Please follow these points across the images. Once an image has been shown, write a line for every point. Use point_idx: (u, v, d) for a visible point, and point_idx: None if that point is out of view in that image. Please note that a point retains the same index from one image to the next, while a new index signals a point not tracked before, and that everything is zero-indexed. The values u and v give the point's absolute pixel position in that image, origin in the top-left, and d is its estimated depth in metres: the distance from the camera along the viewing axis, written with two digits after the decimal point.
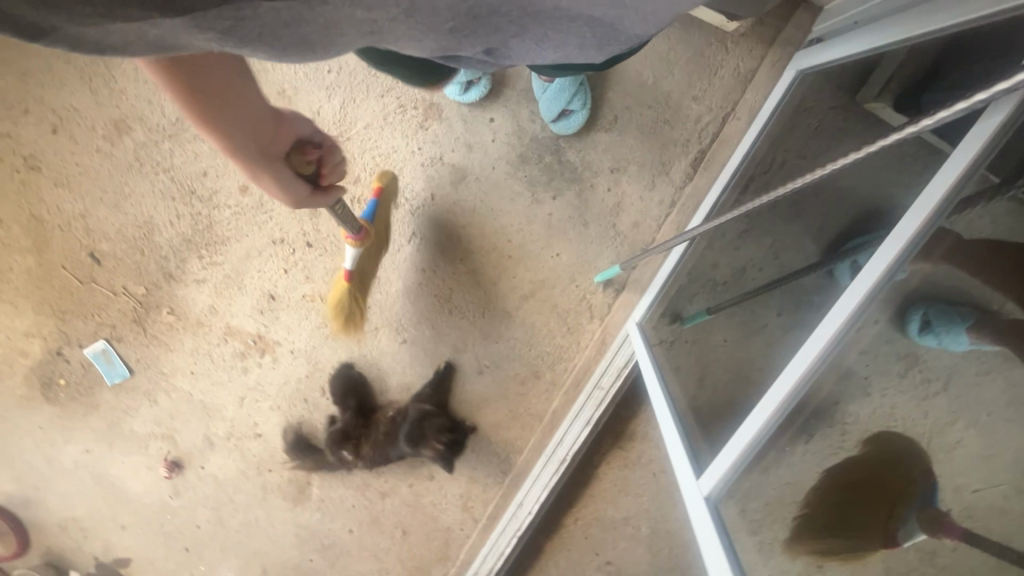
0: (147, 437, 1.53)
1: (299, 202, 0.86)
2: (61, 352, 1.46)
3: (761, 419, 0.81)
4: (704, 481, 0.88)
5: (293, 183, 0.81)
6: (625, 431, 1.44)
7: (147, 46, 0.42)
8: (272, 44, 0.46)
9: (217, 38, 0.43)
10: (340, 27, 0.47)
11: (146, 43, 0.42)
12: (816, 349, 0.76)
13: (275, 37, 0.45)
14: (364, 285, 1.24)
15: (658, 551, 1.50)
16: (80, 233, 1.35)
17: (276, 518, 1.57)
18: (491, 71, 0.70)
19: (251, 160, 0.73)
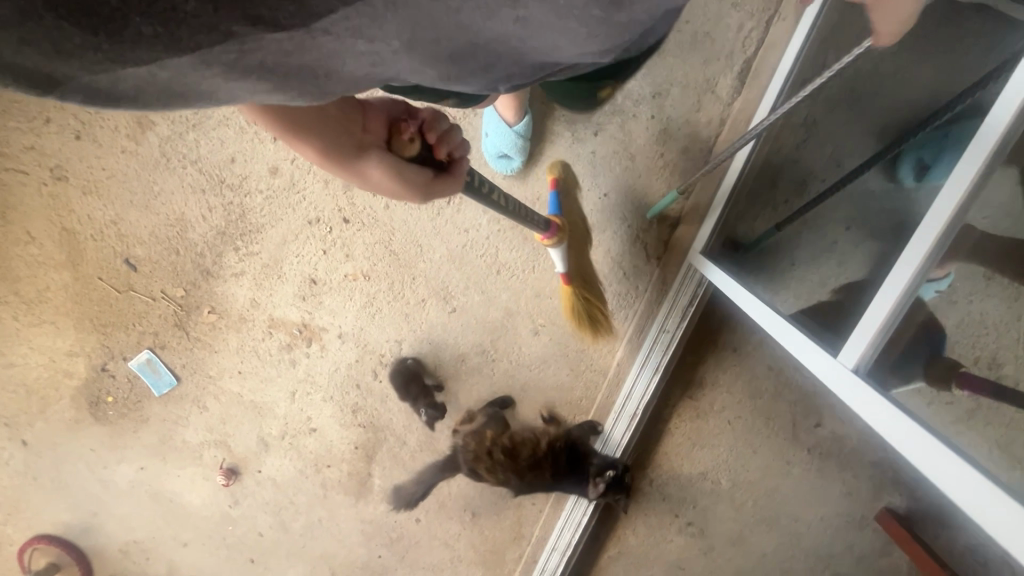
0: (200, 447, 1.49)
1: (428, 189, 0.72)
2: (106, 368, 1.43)
3: (893, 296, 0.69)
4: (846, 357, 0.73)
5: (405, 166, 0.69)
6: (694, 379, 1.37)
7: (149, 89, 0.41)
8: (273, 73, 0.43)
9: (220, 74, 0.41)
10: (339, 58, 0.44)
11: (151, 89, 0.41)
12: (950, 207, 0.64)
13: (277, 65, 0.42)
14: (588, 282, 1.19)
15: (742, 503, 1.45)
16: (113, 239, 1.32)
17: (339, 517, 1.51)
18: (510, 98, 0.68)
19: (348, 158, 0.67)
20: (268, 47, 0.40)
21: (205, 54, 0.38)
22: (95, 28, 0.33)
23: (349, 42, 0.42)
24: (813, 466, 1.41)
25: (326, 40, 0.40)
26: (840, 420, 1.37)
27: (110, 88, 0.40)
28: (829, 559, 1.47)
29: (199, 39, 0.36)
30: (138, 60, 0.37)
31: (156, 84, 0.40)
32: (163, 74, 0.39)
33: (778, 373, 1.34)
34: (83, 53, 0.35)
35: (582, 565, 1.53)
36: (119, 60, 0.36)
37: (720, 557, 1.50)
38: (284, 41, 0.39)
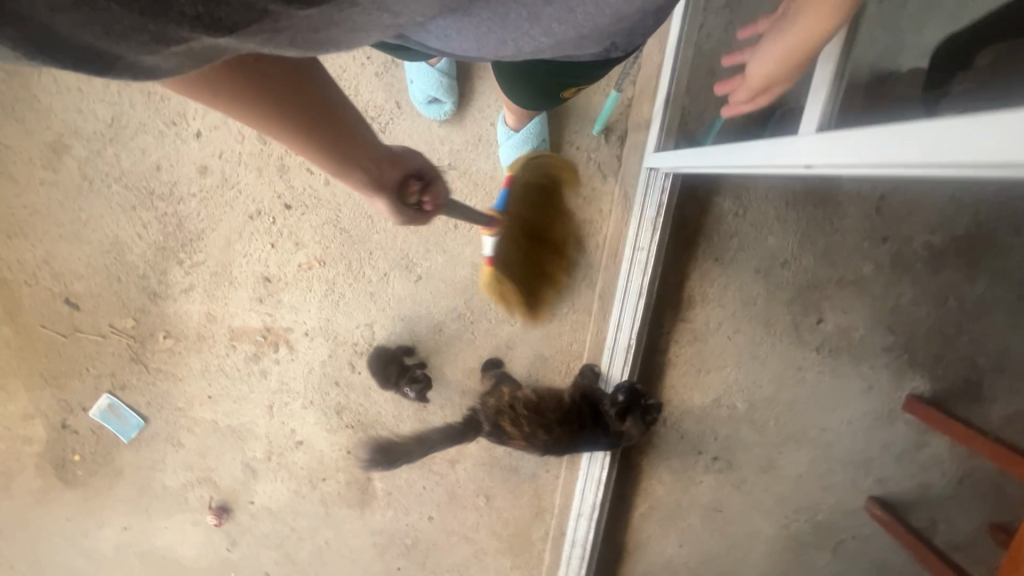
0: (183, 490, 1.36)
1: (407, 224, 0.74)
2: (67, 424, 1.32)
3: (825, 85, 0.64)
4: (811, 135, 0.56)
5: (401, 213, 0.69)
6: (683, 300, 1.30)
7: (185, 66, 0.33)
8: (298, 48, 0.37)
9: (258, 48, 0.34)
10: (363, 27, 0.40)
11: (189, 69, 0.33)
12: None
13: (302, 42, 0.36)
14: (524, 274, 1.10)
15: (764, 424, 1.37)
16: (48, 280, 1.24)
17: (347, 533, 1.39)
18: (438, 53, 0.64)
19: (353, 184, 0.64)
20: (299, 24, 0.33)
21: (243, 35, 0.31)
22: (136, 8, 0.27)
23: (376, 16, 0.38)
24: (826, 367, 1.34)
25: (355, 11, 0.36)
26: (840, 311, 1.31)
27: (145, 69, 0.31)
28: (867, 465, 1.38)
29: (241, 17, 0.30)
30: (180, 39, 0.30)
31: (193, 61, 0.32)
32: (202, 50, 0.32)
33: (766, 275, 1.29)
34: (125, 32, 0.28)
35: (616, 529, 1.43)
36: (161, 40, 0.29)
37: (756, 488, 1.41)
38: (315, 15, 0.33)
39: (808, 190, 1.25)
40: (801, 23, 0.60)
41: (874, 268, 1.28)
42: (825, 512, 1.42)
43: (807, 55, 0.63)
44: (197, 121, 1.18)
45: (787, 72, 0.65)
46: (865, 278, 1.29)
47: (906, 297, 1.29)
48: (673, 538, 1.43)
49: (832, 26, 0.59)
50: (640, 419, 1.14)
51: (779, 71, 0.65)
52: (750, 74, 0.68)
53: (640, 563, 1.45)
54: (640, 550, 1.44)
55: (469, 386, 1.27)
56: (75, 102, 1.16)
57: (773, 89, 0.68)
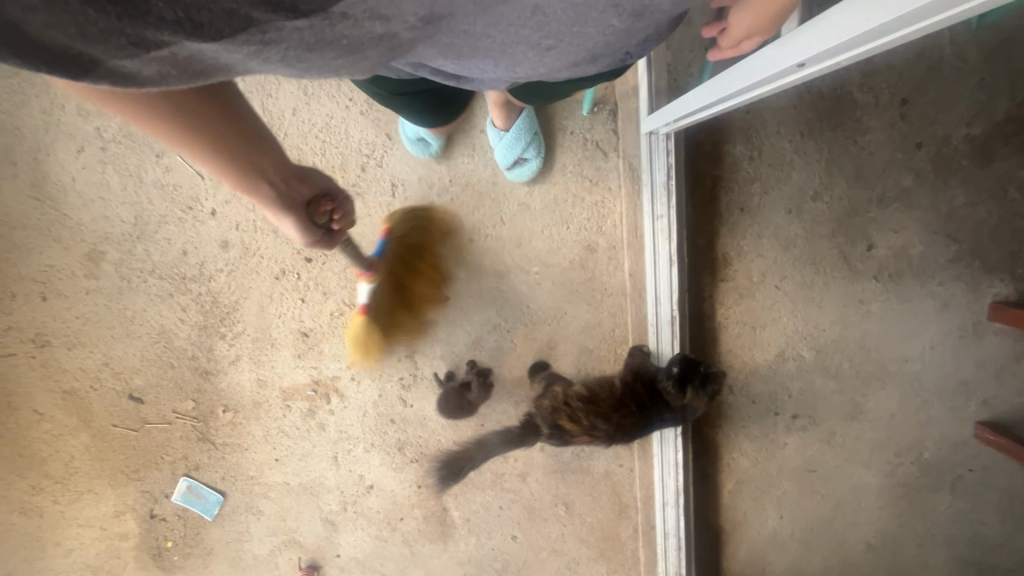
0: (272, 555, 1.39)
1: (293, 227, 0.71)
2: (155, 514, 1.38)
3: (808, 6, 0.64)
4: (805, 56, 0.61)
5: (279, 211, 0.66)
6: (718, 258, 1.24)
7: (168, 72, 0.36)
8: (296, 70, 0.39)
9: (247, 60, 0.36)
10: (361, 50, 0.39)
11: (177, 74, 0.36)
12: None
13: (298, 61, 0.37)
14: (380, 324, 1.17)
15: (837, 368, 1.28)
16: (111, 381, 1.32)
17: (436, 568, 1.37)
18: (451, 83, 0.60)
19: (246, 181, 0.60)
20: (290, 38, 0.35)
21: (227, 43, 0.34)
22: (114, 11, 0.30)
23: (369, 28, 0.37)
24: (891, 294, 1.25)
25: (346, 26, 0.36)
26: (890, 232, 1.22)
27: (132, 75, 0.35)
28: (965, 389, 1.28)
29: (220, 23, 0.32)
30: (158, 42, 0.33)
31: (177, 68, 0.36)
32: (184, 53, 0.34)
33: (800, 213, 1.22)
34: (101, 37, 0.31)
35: (708, 513, 1.35)
36: (139, 45, 0.32)
37: (847, 439, 1.32)
38: (306, 30, 0.34)
39: (823, 116, 1.19)
40: None
41: (915, 177, 1.20)
42: (931, 450, 1.31)
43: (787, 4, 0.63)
44: (211, 201, 1.24)
45: (767, 19, 0.65)
46: (910, 191, 1.20)
47: (959, 199, 1.20)
48: (771, 510, 1.34)
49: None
50: (700, 376, 1.08)
51: (760, 21, 0.65)
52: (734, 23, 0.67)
53: (743, 543, 1.36)
54: (740, 530, 1.35)
55: (521, 395, 1.25)
56: (100, 210, 1.24)
57: (755, 35, 0.68)
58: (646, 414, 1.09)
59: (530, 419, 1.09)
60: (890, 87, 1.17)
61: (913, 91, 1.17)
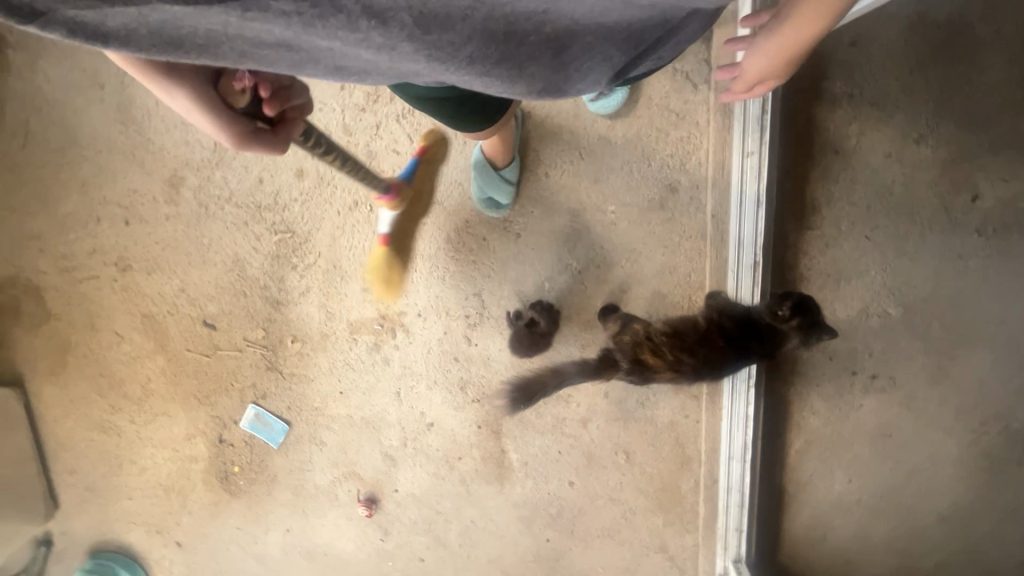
0: (333, 487, 1.42)
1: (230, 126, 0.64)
2: (223, 439, 1.43)
3: None
4: None
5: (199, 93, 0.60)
6: (807, 204, 1.17)
7: (144, 38, 0.41)
8: (287, 48, 0.44)
9: (222, 30, 0.41)
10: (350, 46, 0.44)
11: (144, 35, 0.41)
12: None
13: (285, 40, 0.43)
14: (407, 246, 1.27)
15: (926, 327, 1.21)
16: (187, 307, 1.36)
17: (491, 510, 1.38)
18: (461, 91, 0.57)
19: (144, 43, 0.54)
20: (275, 19, 0.40)
21: (202, 9, 0.38)
22: None
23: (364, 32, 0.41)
24: (993, 249, 1.16)
25: (337, 22, 0.40)
26: (1000, 181, 1.13)
27: (98, 28, 0.40)
28: None
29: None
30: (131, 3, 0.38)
31: (151, 34, 0.41)
32: (158, 17, 0.39)
33: (900, 157, 1.14)
34: None
35: (772, 473, 1.31)
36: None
37: (929, 403, 1.25)
38: (293, 15, 0.39)
39: (935, 51, 1.10)
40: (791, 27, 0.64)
41: None
42: (1021, 421, 1.23)
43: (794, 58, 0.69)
44: None
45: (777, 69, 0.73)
46: None
47: None
48: (839, 473, 1.30)
49: (820, 28, 0.63)
50: (796, 326, 1.04)
51: (766, 71, 0.73)
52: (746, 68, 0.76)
53: (807, 505, 1.32)
54: (804, 492, 1.31)
55: (588, 338, 1.23)
56: (183, 137, 1.28)
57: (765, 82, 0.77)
58: (729, 355, 1.05)
59: (612, 353, 1.06)
60: (1013, 21, 1.08)
61: None
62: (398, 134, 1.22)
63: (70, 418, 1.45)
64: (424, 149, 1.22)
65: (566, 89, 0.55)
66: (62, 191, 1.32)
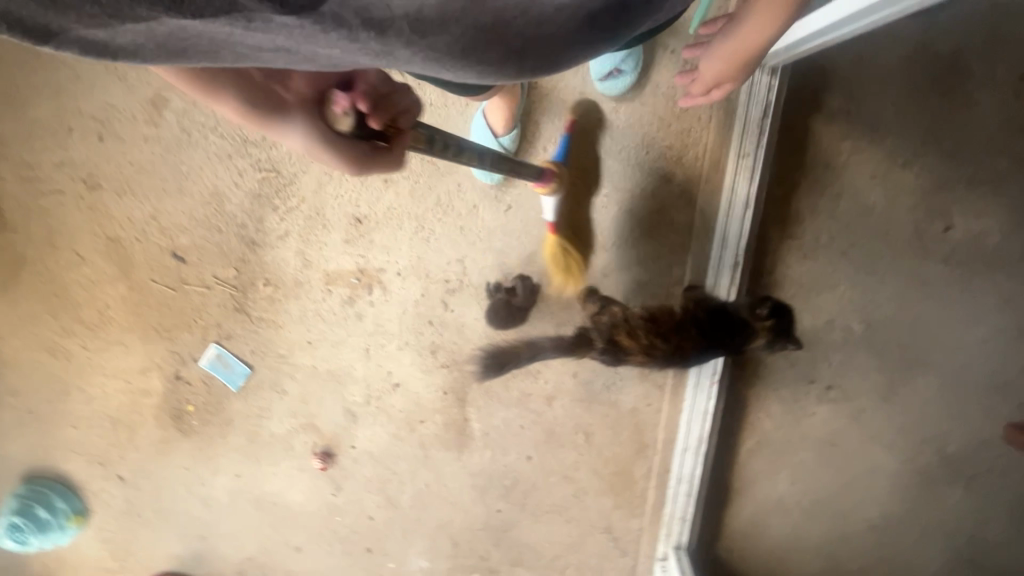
0: (289, 436, 1.40)
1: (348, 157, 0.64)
2: (180, 376, 1.39)
3: None
4: None
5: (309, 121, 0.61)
6: (792, 213, 1.20)
7: (151, 50, 0.45)
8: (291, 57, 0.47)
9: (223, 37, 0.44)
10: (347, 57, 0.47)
11: (153, 48, 0.45)
12: None
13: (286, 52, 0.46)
14: (579, 237, 1.20)
15: (883, 347, 1.26)
16: (156, 235, 1.31)
17: (447, 475, 1.39)
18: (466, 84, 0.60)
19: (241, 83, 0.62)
20: (277, 31, 0.43)
21: (205, 23, 0.42)
22: None
23: (363, 42, 0.44)
24: (956, 279, 1.21)
25: (338, 33, 0.43)
26: (972, 215, 1.18)
27: (111, 46, 0.45)
28: (1004, 387, 1.26)
29: (202, 6, 0.40)
30: (137, 16, 0.42)
31: (158, 45, 0.45)
32: (163, 30, 0.43)
33: (884, 180, 1.18)
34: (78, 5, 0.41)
35: (721, 468, 1.36)
36: (116, 15, 0.42)
37: (876, 418, 1.31)
38: (294, 28, 0.42)
39: (933, 80, 1.13)
40: (748, 28, 0.69)
41: (1011, 162, 1.15)
42: (955, 444, 1.30)
43: (748, 60, 0.74)
44: None
45: (733, 72, 0.77)
46: (1002, 176, 1.16)
47: None
48: (783, 475, 1.35)
49: (770, 32, 0.68)
50: (766, 330, 1.09)
51: (723, 71, 0.78)
52: (705, 69, 0.80)
53: (749, 502, 1.37)
54: (748, 489, 1.37)
55: (565, 317, 1.24)
56: None
57: (721, 85, 0.81)
58: (699, 346, 1.08)
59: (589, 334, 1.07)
60: (1009, 62, 1.11)
61: None
62: (399, 86, 1.19)
63: (18, 336, 1.38)
64: (424, 105, 1.19)
65: (561, 66, 0.55)
66: (32, 96, 1.25)
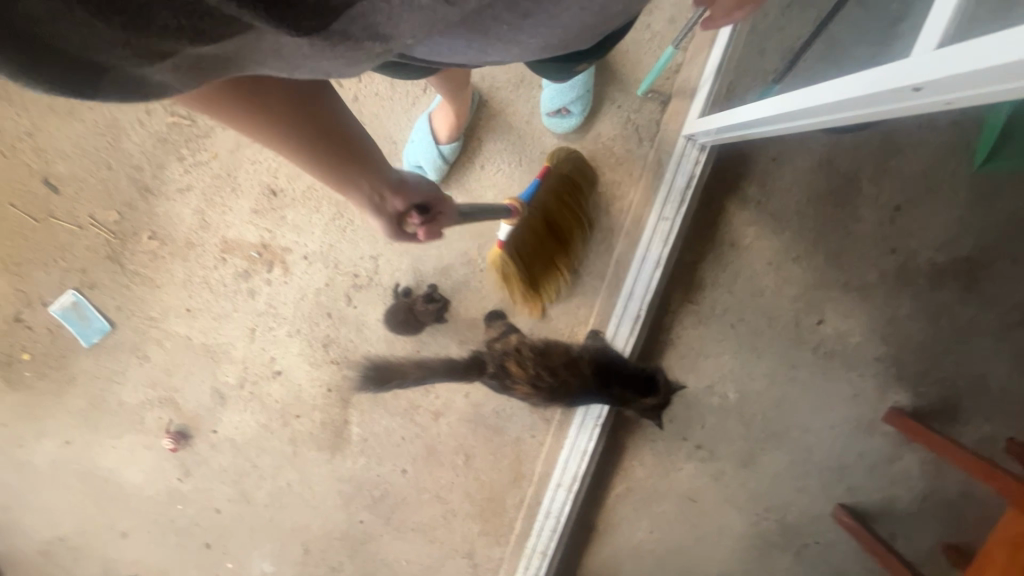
0: (141, 409, 1.25)
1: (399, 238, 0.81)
2: (21, 319, 1.20)
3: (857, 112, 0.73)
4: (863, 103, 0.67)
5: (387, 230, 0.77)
6: (695, 281, 1.30)
7: (190, 82, 0.37)
8: (289, 68, 0.38)
9: (259, 59, 0.36)
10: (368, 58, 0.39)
11: (184, 86, 0.37)
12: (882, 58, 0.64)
13: (299, 65, 0.37)
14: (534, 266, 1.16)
15: (751, 418, 1.37)
16: (29, 156, 1.15)
17: (312, 477, 1.31)
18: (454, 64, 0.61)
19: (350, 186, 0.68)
20: (295, 45, 0.34)
21: (226, 43, 0.33)
22: (118, 20, 0.29)
23: (369, 49, 0.36)
24: (819, 368, 1.35)
25: (344, 49, 0.35)
26: (841, 314, 1.32)
27: (152, 85, 0.35)
28: (842, 471, 1.39)
29: (220, 28, 0.31)
30: (162, 49, 0.32)
31: (197, 77, 0.36)
32: (191, 62, 0.34)
33: (778, 268, 1.30)
34: (102, 43, 0.30)
35: (589, 508, 1.40)
36: (145, 53, 0.32)
37: (733, 482, 1.41)
38: (306, 45, 0.34)
39: (830, 191, 1.27)
40: None
41: (879, 275, 1.30)
42: (794, 515, 1.41)
43: None
44: None
45: None
46: (870, 286, 1.31)
47: (903, 309, 1.31)
48: (644, 524, 1.41)
49: None
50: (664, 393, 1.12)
51: None
52: None
53: (609, 545, 1.42)
54: (611, 532, 1.41)
55: (468, 336, 1.23)
56: None
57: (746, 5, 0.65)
58: (584, 388, 1.11)
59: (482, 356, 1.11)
60: (893, 189, 1.27)
61: (908, 201, 1.27)
62: None
63: None
64: (369, 93, 1.16)
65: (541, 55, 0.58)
66: None
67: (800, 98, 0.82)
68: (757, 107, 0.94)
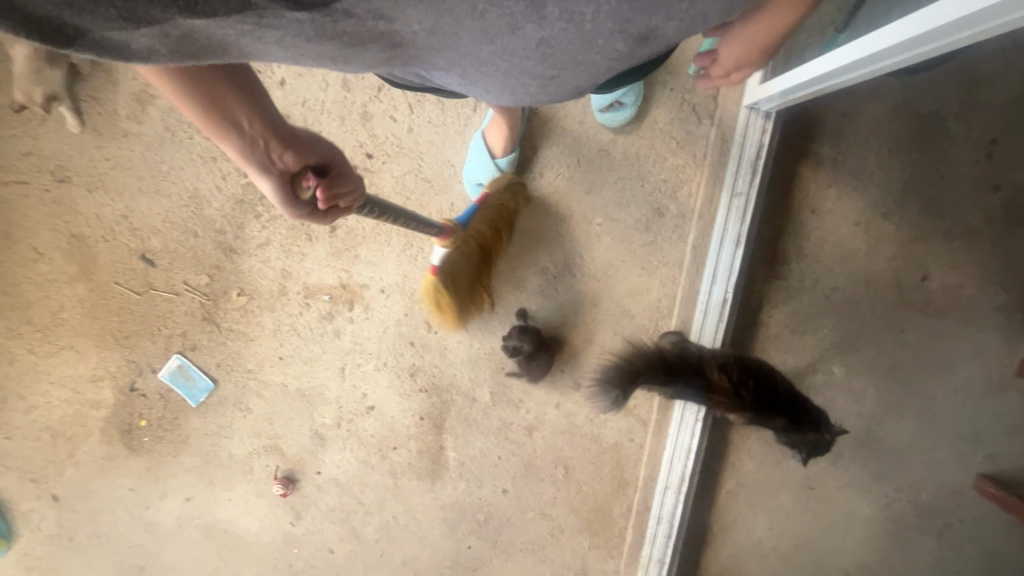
0: (249, 459, 1.31)
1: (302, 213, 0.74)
2: (135, 387, 1.29)
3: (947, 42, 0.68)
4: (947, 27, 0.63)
5: (277, 194, 0.69)
6: (779, 254, 1.23)
7: (168, 55, 0.43)
8: (291, 51, 0.46)
9: (241, 38, 0.43)
10: (362, 43, 0.47)
11: (167, 52, 0.43)
12: None
13: (295, 46, 0.45)
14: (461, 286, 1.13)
15: (862, 392, 1.27)
16: (126, 236, 1.25)
17: (416, 508, 1.31)
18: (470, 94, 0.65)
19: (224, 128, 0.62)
20: (286, 23, 0.41)
21: (218, 21, 0.39)
22: None
23: (370, 24, 0.44)
24: (932, 328, 1.24)
25: (348, 24, 0.43)
26: (946, 267, 1.22)
27: (130, 48, 0.41)
28: (977, 438, 1.26)
29: (216, 6, 0.37)
30: (151, 19, 0.38)
31: (175, 50, 0.43)
32: (176, 33, 0.40)
33: (867, 227, 1.22)
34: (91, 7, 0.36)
35: (700, 508, 1.33)
36: (130, 19, 0.38)
37: (853, 463, 1.30)
38: (305, 22, 0.42)
39: (913, 138, 1.19)
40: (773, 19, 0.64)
41: (984, 219, 1.20)
42: (928, 492, 1.29)
43: (772, 42, 0.68)
44: (282, 72, 1.20)
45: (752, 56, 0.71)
46: (975, 232, 1.20)
47: (1019, 251, 1.20)
48: (762, 519, 1.33)
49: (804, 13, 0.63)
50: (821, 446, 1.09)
51: (746, 55, 0.71)
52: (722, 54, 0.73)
53: (727, 545, 1.34)
54: (726, 532, 1.34)
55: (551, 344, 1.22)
56: None
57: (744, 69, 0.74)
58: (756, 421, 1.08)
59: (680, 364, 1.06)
60: (986, 123, 1.17)
61: (1003, 133, 1.17)
62: (398, 102, 1.19)
63: None
64: (423, 122, 1.19)
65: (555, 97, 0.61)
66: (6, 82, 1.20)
67: (883, 36, 0.76)
68: (829, 57, 0.89)
